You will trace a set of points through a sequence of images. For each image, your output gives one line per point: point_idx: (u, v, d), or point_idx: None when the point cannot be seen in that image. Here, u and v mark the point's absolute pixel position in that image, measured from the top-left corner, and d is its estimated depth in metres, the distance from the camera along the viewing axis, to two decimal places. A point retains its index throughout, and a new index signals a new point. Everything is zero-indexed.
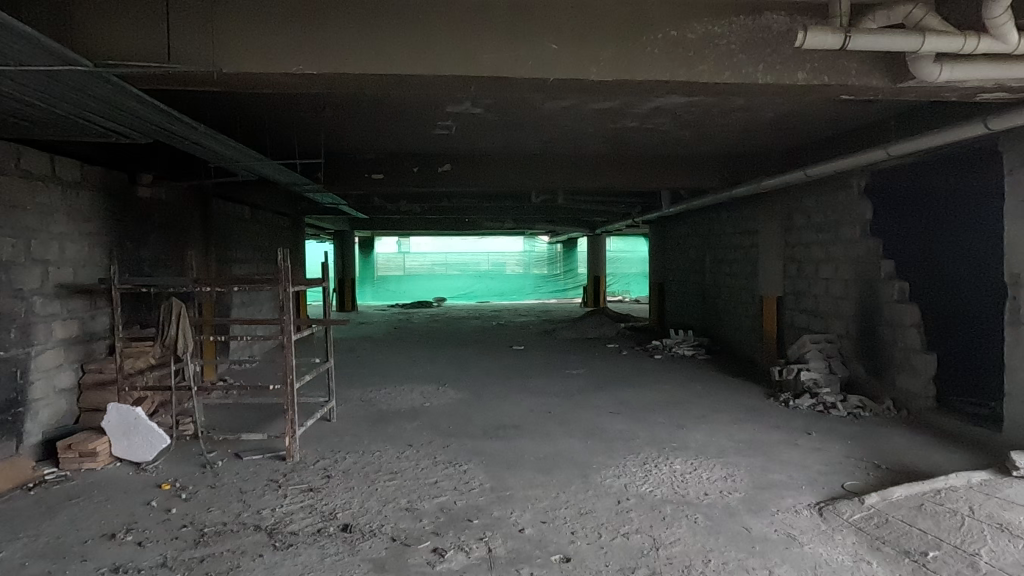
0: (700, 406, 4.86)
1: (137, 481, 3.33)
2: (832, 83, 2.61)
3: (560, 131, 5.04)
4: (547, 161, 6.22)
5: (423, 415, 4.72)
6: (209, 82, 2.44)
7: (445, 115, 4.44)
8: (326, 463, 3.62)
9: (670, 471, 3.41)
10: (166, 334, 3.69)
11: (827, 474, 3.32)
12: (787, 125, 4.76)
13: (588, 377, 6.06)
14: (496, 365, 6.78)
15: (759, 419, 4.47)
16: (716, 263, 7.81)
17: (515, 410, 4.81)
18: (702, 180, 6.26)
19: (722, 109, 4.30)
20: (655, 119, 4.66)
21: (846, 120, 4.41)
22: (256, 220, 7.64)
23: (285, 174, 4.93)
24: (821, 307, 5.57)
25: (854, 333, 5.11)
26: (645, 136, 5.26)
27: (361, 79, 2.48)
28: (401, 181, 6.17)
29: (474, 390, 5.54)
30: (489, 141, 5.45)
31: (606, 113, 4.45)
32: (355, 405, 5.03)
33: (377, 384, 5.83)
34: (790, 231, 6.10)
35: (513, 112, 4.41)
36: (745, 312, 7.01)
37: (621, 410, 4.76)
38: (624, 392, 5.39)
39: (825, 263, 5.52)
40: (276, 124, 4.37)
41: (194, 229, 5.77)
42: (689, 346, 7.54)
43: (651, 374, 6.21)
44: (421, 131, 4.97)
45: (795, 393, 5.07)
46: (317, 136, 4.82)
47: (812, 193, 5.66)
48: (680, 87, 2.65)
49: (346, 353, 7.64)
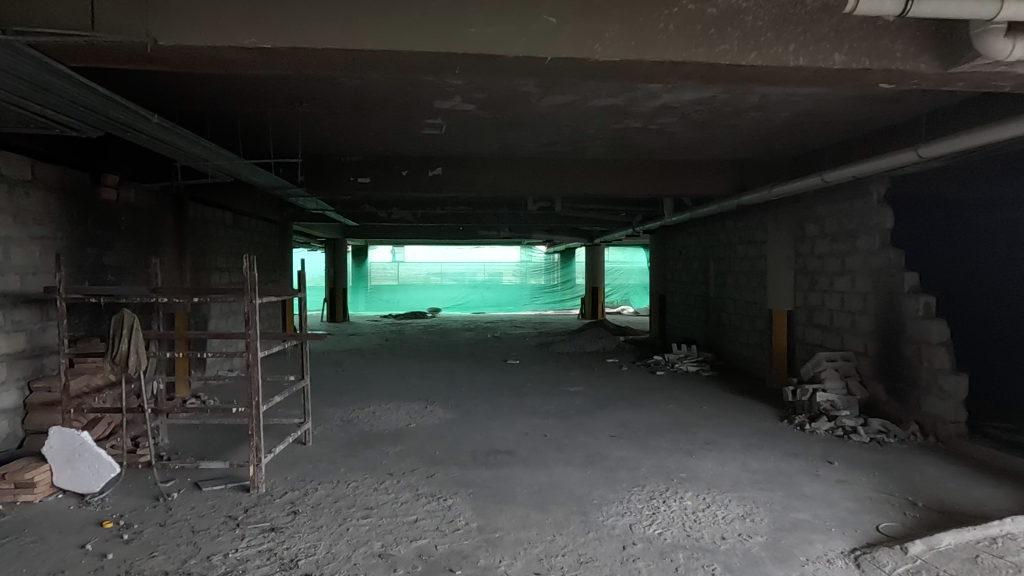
0: (708, 430, 4.49)
1: (77, 517, 2.94)
2: (873, 67, 2.25)
3: (558, 131, 4.70)
4: (545, 165, 5.86)
5: (408, 438, 4.35)
6: (149, 57, 2.08)
7: (434, 111, 4.10)
8: (295, 497, 3.23)
9: (680, 509, 3.04)
10: (115, 351, 3.24)
11: (858, 514, 2.94)
12: (803, 126, 4.43)
13: (588, 395, 5.69)
14: (490, 381, 6.40)
15: (773, 446, 4.09)
16: (720, 274, 7.47)
17: (509, 433, 4.44)
18: (708, 186, 5.91)
19: (736, 106, 3.97)
20: (662, 119, 4.33)
21: (870, 118, 4.07)
22: (239, 226, 7.27)
23: (261, 175, 4.57)
24: (836, 322, 5.22)
25: (873, 351, 4.75)
26: (650, 138, 4.93)
27: (326, 56, 2.13)
28: (390, 185, 5.82)
29: (465, 409, 5.16)
30: (482, 142, 5.10)
31: (610, 111, 4.11)
32: (336, 427, 4.65)
33: (362, 402, 5.45)
34: (802, 241, 5.75)
35: (508, 110, 4.07)
36: (752, 326, 6.66)
37: (623, 434, 4.39)
38: (625, 412, 5.02)
39: (841, 275, 5.17)
40: (249, 117, 4.02)
41: (165, 234, 5.39)
42: (692, 362, 7.17)
43: (653, 393, 5.83)
44: (410, 130, 4.63)
45: (810, 416, 4.70)
46: (296, 134, 4.47)
47: (827, 201, 5.32)
48: (698, 72, 2.30)
49: (332, 368, 7.25)
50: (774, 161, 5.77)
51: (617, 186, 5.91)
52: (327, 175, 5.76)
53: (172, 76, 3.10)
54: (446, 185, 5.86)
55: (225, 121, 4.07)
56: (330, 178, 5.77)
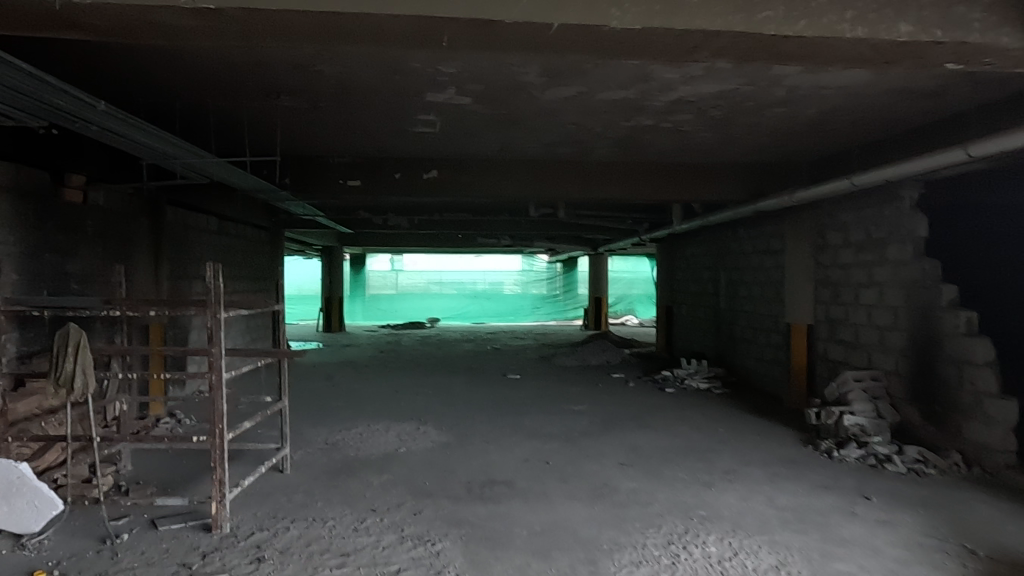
0: (726, 457, 4.08)
1: (5, 566, 2.54)
2: (946, 40, 1.87)
3: (563, 130, 4.33)
4: (547, 167, 5.49)
5: (396, 464, 3.96)
6: (70, 19, 1.73)
7: (426, 106, 3.73)
8: (261, 539, 2.83)
9: (704, 557, 2.64)
10: (59, 371, 2.84)
11: (911, 565, 2.54)
12: (831, 124, 4.06)
13: (593, 415, 5.29)
14: (488, 399, 5.99)
15: (800, 477, 3.70)
16: (732, 285, 7.09)
17: (508, 460, 4.04)
18: (723, 191, 5.54)
19: (760, 99, 3.60)
20: (677, 116, 3.96)
21: (908, 112, 3.70)
22: (223, 232, 6.90)
23: (241, 177, 4.20)
24: (862, 338, 4.83)
25: (905, 371, 4.36)
26: (662, 139, 4.56)
27: (286, 19, 1.76)
28: (382, 189, 5.45)
29: (460, 431, 4.76)
30: (480, 142, 4.74)
31: (619, 106, 3.75)
32: (318, 451, 4.25)
33: (349, 422, 5.05)
34: (823, 250, 5.37)
35: (508, 105, 3.71)
36: (767, 340, 6.27)
37: (633, 462, 3.99)
38: (634, 435, 4.62)
39: (868, 288, 4.78)
40: (224, 109, 3.66)
41: (138, 240, 5.02)
42: (702, 378, 6.77)
43: (663, 412, 5.43)
44: (401, 128, 4.27)
45: (837, 441, 4.31)
46: (277, 130, 4.10)
47: (852, 207, 4.95)
48: (731, 44, 1.93)
49: (322, 383, 6.85)
50: (793, 165, 5.41)
51: (624, 191, 5.53)
52: (315, 178, 5.40)
53: (130, 51, 2.75)
54: (442, 188, 5.47)
55: (197, 113, 3.71)
56: (318, 181, 5.40)
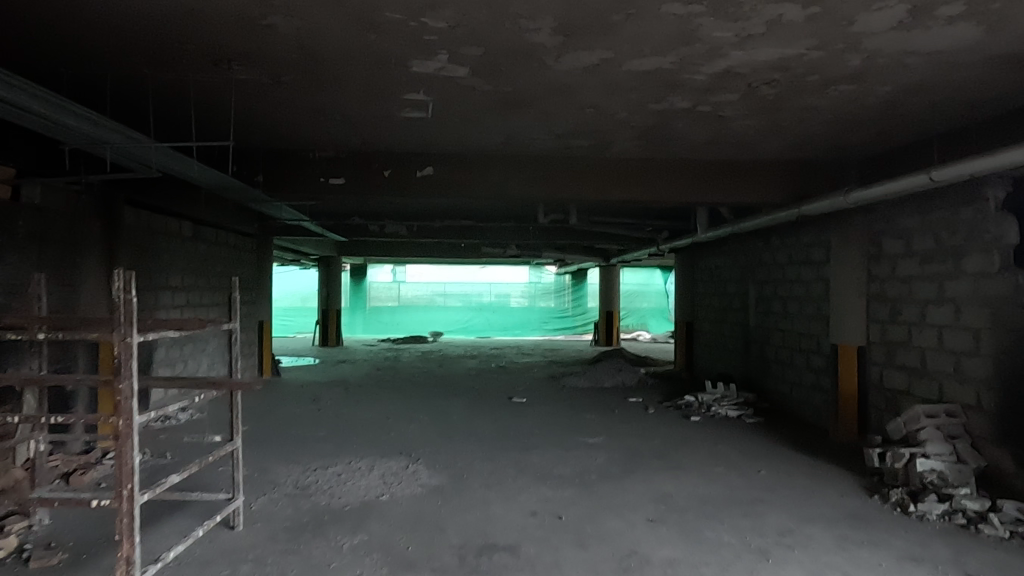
0: (776, 512, 3.34)
1: None
2: None
3: (578, 116, 3.65)
4: (559, 164, 4.79)
5: (374, 518, 3.25)
6: None
7: (413, 80, 3.04)
8: None
9: None
10: None
11: None
12: (905, 107, 3.36)
13: (611, 450, 4.55)
14: (492, 428, 5.27)
15: (877, 543, 2.95)
16: (764, 300, 6.34)
17: (512, 513, 3.31)
18: (760, 192, 4.83)
19: (826, 71, 2.91)
20: (719, 96, 3.27)
21: (1006, 85, 2.99)
22: (198, 238, 6.22)
23: (195, 171, 3.52)
24: (931, 364, 4.09)
25: (990, 407, 3.61)
26: (695, 128, 3.87)
27: None
28: (369, 188, 4.75)
29: (456, 471, 4.04)
30: (480, 132, 4.06)
31: (649, 81, 3.06)
32: (284, 498, 3.54)
33: (327, 458, 4.34)
34: (878, 260, 4.65)
35: (513, 79, 3.02)
36: (807, 363, 5.52)
37: (665, 517, 3.26)
38: (661, 480, 3.89)
39: (939, 305, 4.05)
40: (166, 79, 2.99)
41: (85, 245, 4.34)
42: (732, 404, 6.02)
43: (691, 448, 4.69)
44: (387, 112, 3.58)
45: (909, 492, 3.56)
46: (236, 110, 3.41)
47: (916, 210, 4.23)
48: None
49: (306, 407, 6.13)
50: (843, 162, 4.70)
51: (647, 193, 4.83)
52: (292, 176, 4.72)
53: None
54: (439, 187, 4.77)
55: (132, 83, 3.04)
56: (296, 178, 4.72)
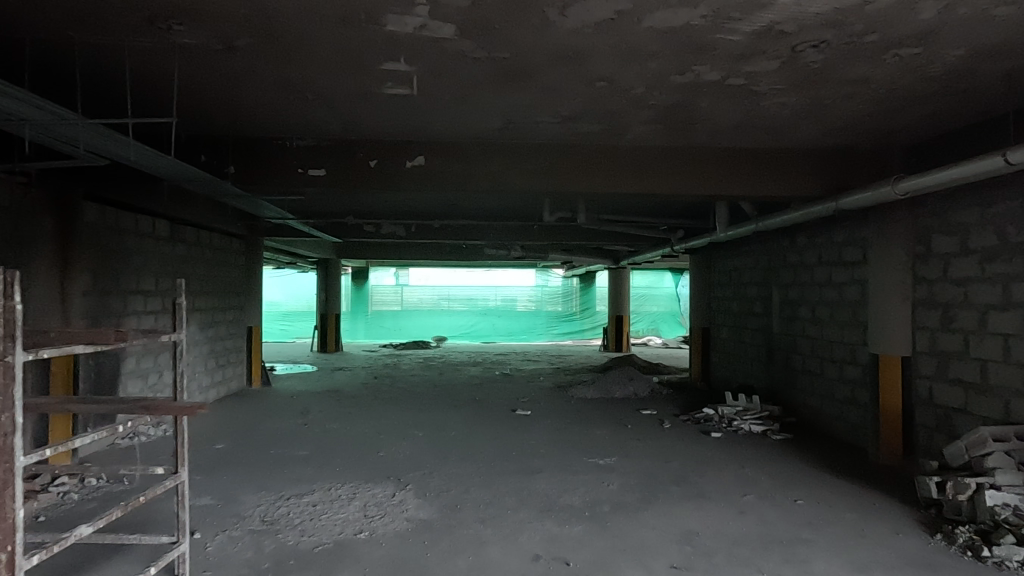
0: (823, 557, 2.81)
1: None
2: None
3: (588, 91, 3.15)
4: (565, 153, 4.29)
5: (346, 564, 2.74)
6: None
7: (388, 42, 2.54)
8: None
9: None
10: None
11: None
12: (976, 75, 2.82)
13: (625, 475, 4.05)
14: (493, 447, 4.77)
15: None
16: (791, 304, 5.81)
17: (510, 558, 2.80)
18: (792, 185, 4.30)
19: (891, 28, 2.39)
20: (755, 64, 2.76)
21: None
22: (176, 238, 5.76)
23: (144, 154, 3.03)
24: (994, 379, 3.55)
25: None
26: (722, 107, 3.36)
27: None
28: (353, 181, 4.25)
29: (448, 501, 3.53)
30: (475, 114, 3.56)
31: (674, 43, 2.55)
32: (246, 536, 3.04)
33: (307, 484, 3.84)
34: (926, 261, 4.12)
35: (511, 40, 2.52)
36: (841, 375, 4.98)
37: (692, 564, 2.74)
38: (685, 512, 3.37)
39: (1004, 311, 3.51)
40: (97, 42, 2.51)
41: (32, 244, 3.87)
42: (755, 419, 5.49)
43: (715, 471, 4.16)
44: (365, 87, 3.08)
45: (979, 530, 3.02)
46: (186, 80, 2.91)
47: (975, 202, 3.70)
48: None
49: (292, 421, 5.65)
50: (886, 150, 4.18)
51: (663, 185, 4.31)
52: (266, 167, 4.23)
53: None
54: (432, 180, 4.27)
55: (57, 47, 2.55)
56: (271, 170, 4.23)
